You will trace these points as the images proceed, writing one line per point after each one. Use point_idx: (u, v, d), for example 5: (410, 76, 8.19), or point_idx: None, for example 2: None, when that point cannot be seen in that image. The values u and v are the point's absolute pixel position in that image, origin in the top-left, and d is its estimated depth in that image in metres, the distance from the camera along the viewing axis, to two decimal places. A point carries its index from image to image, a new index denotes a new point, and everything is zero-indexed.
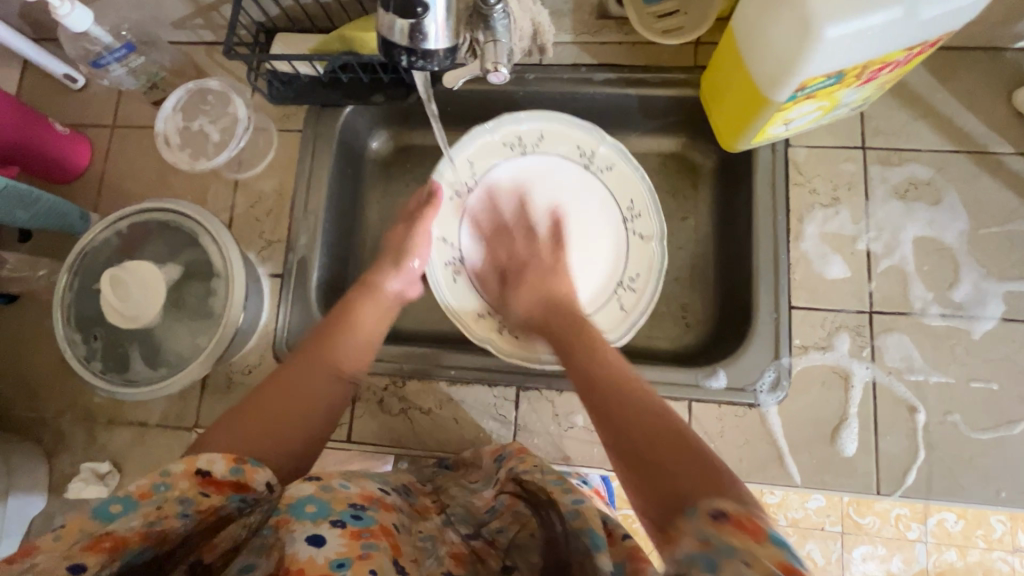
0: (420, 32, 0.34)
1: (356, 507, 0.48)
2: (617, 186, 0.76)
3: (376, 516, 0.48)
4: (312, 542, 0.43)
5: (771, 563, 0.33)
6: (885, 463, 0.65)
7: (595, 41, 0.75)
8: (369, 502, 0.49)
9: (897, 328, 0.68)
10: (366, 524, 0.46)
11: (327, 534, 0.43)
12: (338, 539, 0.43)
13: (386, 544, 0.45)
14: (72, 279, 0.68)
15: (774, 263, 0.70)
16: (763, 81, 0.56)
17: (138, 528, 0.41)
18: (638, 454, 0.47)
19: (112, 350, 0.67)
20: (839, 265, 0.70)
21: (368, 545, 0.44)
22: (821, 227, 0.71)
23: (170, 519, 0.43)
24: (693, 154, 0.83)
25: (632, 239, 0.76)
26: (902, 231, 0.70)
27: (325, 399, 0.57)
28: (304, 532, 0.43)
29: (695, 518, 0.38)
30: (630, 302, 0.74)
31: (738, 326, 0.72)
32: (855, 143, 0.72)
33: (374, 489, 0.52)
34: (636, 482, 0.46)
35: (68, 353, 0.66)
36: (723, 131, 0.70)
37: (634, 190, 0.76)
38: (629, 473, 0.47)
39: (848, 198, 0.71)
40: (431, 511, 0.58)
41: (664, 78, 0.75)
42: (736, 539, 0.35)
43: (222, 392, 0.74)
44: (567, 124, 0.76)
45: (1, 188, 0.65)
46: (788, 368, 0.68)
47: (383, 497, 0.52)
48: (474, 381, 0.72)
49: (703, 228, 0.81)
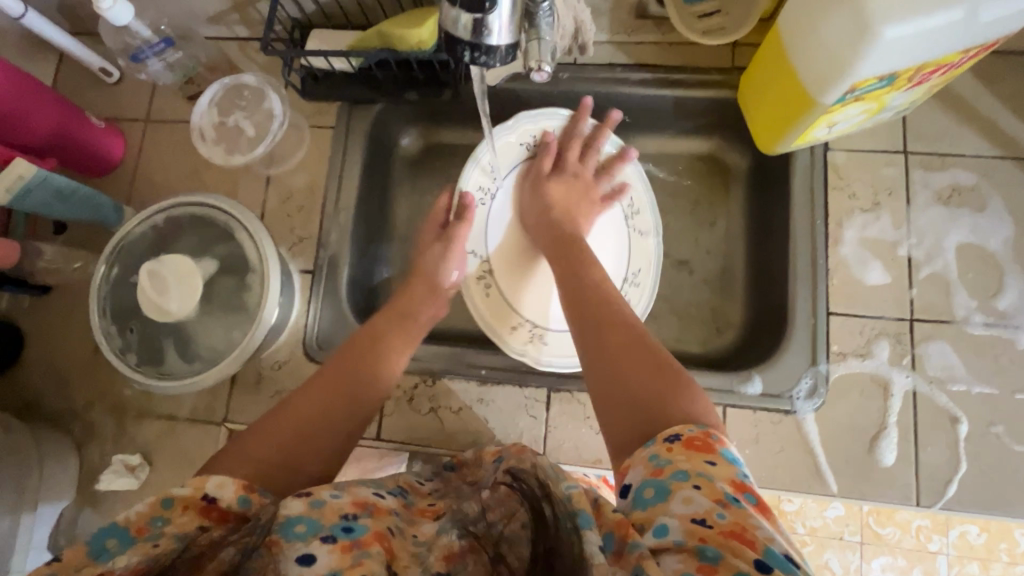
0: (486, 27, 0.34)
1: (348, 518, 0.44)
2: (618, 185, 0.77)
3: (369, 524, 0.45)
4: (302, 561, 0.40)
5: (722, 483, 0.38)
6: (925, 474, 0.64)
7: (632, 41, 0.75)
8: (362, 510, 0.46)
9: (938, 336, 0.67)
10: (358, 537, 0.43)
11: (317, 551, 0.41)
12: (330, 554, 0.41)
13: (379, 551, 0.43)
14: (110, 270, 0.68)
15: (812, 268, 0.69)
16: (809, 84, 0.56)
17: (135, 565, 0.39)
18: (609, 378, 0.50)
19: (147, 343, 0.67)
20: (879, 271, 0.69)
21: (361, 554, 0.41)
22: (861, 232, 0.70)
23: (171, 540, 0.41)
24: (727, 156, 0.82)
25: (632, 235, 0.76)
26: (944, 238, 0.69)
27: (326, 417, 0.56)
28: (294, 552, 0.41)
29: (653, 445, 0.43)
30: (634, 297, 0.74)
31: (774, 331, 0.71)
32: (897, 147, 0.71)
33: (368, 495, 0.48)
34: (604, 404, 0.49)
35: (104, 345, 0.66)
36: (761, 135, 0.69)
37: (633, 188, 0.76)
38: (601, 391, 0.50)
39: (889, 202, 0.70)
40: (428, 515, 0.52)
41: (702, 79, 0.74)
42: (688, 462, 0.40)
43: (252, 387, 0.74)
44: (575, 122, 0.77)
45: (40, 179, 0.66)
46: (825, 375, 0.67)
47: (379, 501, 0.49)
48: (506, 383, 0.72)
49: (736, 232, 0.81)
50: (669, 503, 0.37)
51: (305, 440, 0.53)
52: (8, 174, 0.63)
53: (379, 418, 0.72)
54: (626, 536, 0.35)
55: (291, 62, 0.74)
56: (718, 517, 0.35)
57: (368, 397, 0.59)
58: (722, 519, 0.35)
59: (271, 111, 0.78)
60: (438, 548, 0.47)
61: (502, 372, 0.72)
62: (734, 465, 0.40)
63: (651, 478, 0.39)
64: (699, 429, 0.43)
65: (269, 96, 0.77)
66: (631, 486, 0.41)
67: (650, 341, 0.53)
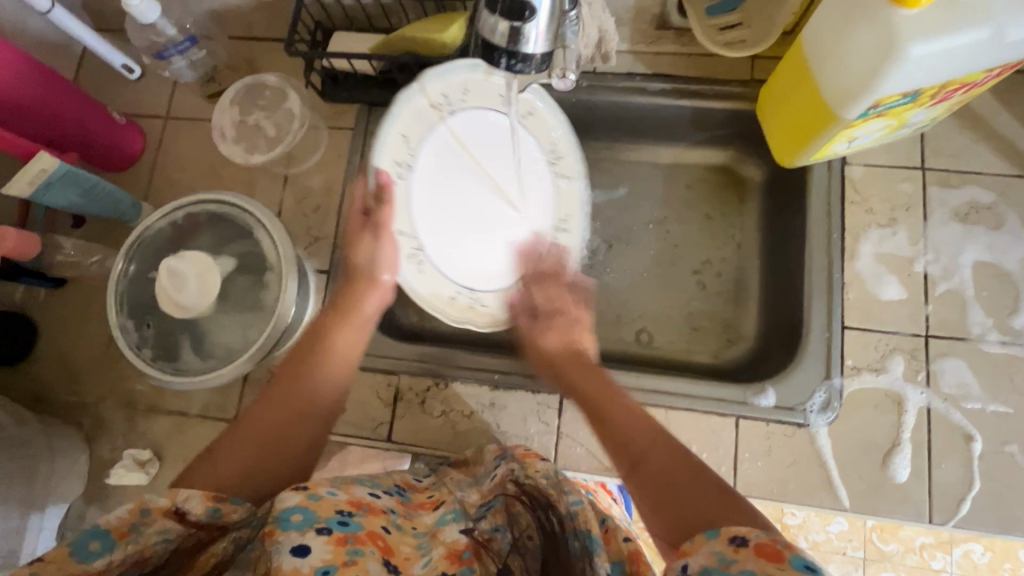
0: (522, 36, 0.35)
1: (344, 513, 0.46)
2: (535, 133, 0.72)
3: (364, 523, 0.47)
4: (297, 552, 0.42)
5: None
6: (938, 492, 0.64)
7: (651, 51, 0.75)
8: (358, 509, 0.48)
9: (953, 353, 0.67)
10: (352, 532, 0.45)
11: (312, 544, 0.43)
12: (324, 546, 0.43)
13: (374, 550, 0.45)
14: (128, 265, 0.69)
15: (828, 282, 0.69)
16: (832, 98, 0.56)
17: (118, 561, 0.40)
18: (655, 486, 0.48)
19: (163, 338, 0.68)
20: (895, 286, 0.69)
21: (355, 551, 0.44)
22: (877, 247, 0.70)
23: (158, 543, 0.42)
24: (742, 167, 0.82)
25: (557, 184, 0.73)
26: (961, 255, 0.69)
27: (276, 424, 0.54)
28: (290, 543, 0.42)
29: (713, 540, 0.40)
30: (568, 244, 0.73)
31: (788, 344, 0.71)
32: (915, 163, 0.71)
33: (363, 494, 0.50)
34: (651, 508, 0.48)
35: (120, 339, 0.66)
36: (779, 148, 0.69)
37: (553, 136, 0.72)
38: (650, 497, 0.48)
39: (906, 218, 0.70)
40: (426, 507, 0.55)
41: (720, 90, 0.74)
42: (756, 563, 0.37)
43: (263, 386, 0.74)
44: (489, 72, 0.67)
45: (59, 172, 0.66)
46: (839, 390, 0.67)
47: (373, 500, 0.51)
48: (518, 388, 0.72)
49: (750, 243, 0.81)
50: None
51: (287, 459, 0.53)
52: (32, 167, 0.64)
53: (390, 420, 0.72)
54: None
55: (313, 63, 0.74)
56: None
57: (320, 402, 0.58)
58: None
59: (291, 111, 0.78)
60: (442, 546, 0.49)
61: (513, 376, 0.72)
62: (809, 573, 0.35)
63: (716, 568, 0.38)
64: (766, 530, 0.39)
65: (290, 97, 0.77)
66: (690, 569, 0.39)
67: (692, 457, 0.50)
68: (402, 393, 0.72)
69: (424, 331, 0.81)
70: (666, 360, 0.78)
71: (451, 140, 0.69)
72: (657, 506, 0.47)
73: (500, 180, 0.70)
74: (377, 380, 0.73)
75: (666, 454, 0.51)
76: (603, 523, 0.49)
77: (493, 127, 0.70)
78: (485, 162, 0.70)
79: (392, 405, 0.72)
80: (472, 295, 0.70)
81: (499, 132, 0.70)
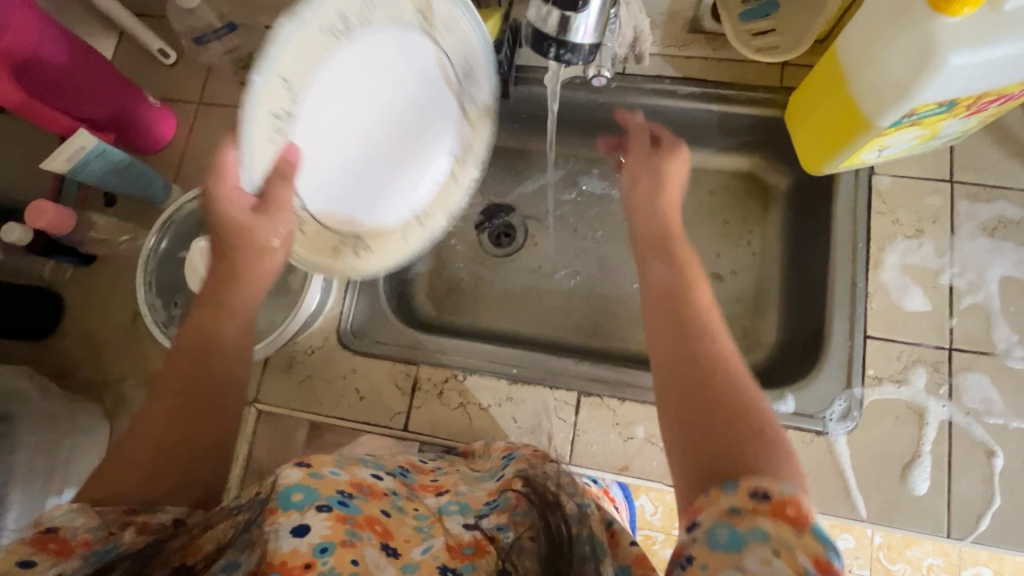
0: (572, 26, 0.35)
1: (344, 494, 0.47)
2: (452, 53, 0.61)
3: (363, 505, 0.47)
4: (297, 532, 0.43)
5: (807, 557, 0.34)
6: (958, 507, 0.63)
7: (681, 55, 0.76)
8: (358, 490, 0.49)
9: (977, 368, 0.66)
10: (352, 513, 0.46)
11: (311, 523, 0.43)
12: (322, 522, 0.44)
13: (371, 534, 0.45)
14: (160, 242, 0.70)
15: (853, 291, 0.69)
16: (867, 106, 0.55)
17: (84, 533, 0.39)
18: (699, 379, 0.45)
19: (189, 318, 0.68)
20: (920, 298, 0.68)
21: (353, 533, 0.44)
22: (902, 258, 0.69)
23: (119, 529, 0.41)
24: (767, 175, 0.82)
25: (463, 114, 0.66)
26: (987, 270, 0.68)
27: (162, 411, 0.48)
28: (291, 524, 0.43)
29: (731, 491, 0.38)
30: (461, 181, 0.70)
31: (809, 351, 0.71)
32: (943, 176, 0.71)
33: (365, 476, 0.51)
34: (678, 409, 0.45)
35: (149, 316, 0.67)
36: (806, 157, 0.69)
37: (469, 54, 0.62)
38: (678, 398, 0.46)
39: (933, 231, 0.70)
40: (428, 490, 0.54)
41: (749, 96, 0.75)
42: (771, 524, 0.35)
43: (283, 370, 0.74)
44: None
45: (95, 150, 0.67)
46: (860, 399, 0.66)
47: (375, 483, 0.51)
48: (536, 384, 0.72)
49: (772, 250, 0.81)
50: (746, 558, 0.34)
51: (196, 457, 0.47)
52: (69, 145, 0.65)
53: (407, 410, 0.72)
54: None
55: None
56: None
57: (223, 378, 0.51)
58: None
59: None
60: (443, 538, 0.47)
61: (529, 368, 0.72)
62: (827, 546, 0.35)
63: (726, 523, 0.36)
64: (787, 487, 0.38)
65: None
66: (701, 521, 0.38)
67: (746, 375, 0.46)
68: (420, 383, 0.73)
69: (443, 324, 0.82)
70: None
71: (358, 75, 0.57)
72: (691, 411, 0.44)
73: (393, 108, 0.62)
74: (396, 370, 0.73)
75: (715, 362, 0.47)
76: (608, 526, 0.47)
77: (391, 47, 0.58)
78: (381, 94, 0.60)
79: (410, 395, 0.73)
80: (355, 237, 0.65)
81: (395, 52, 0.58)
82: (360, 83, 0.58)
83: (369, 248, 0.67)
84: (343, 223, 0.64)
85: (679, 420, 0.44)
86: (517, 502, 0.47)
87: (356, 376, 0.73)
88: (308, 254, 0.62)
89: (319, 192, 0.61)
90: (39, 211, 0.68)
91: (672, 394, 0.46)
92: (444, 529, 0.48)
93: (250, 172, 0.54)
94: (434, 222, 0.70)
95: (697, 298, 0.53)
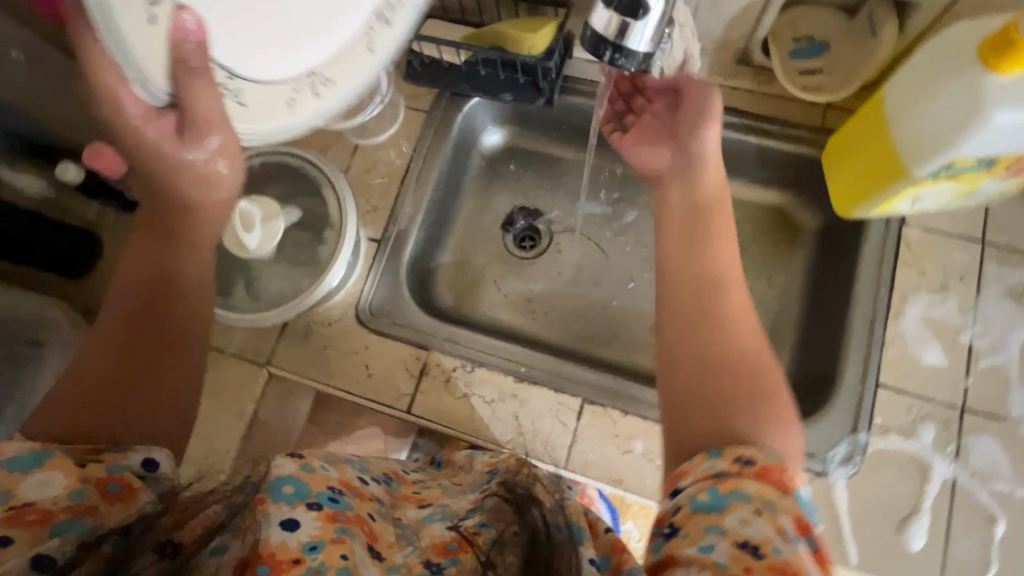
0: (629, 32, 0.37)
1: (334, 490, 0.42)
2: None
3: (353, 504, 0.43)
4: (285, 525, 0.38)
5: (790, 516, 0.37)
6: (951, 568, 0.62)
7: (726, 84, 0.77)
8: (347, 488, 0.44)
9: (987, 431, 0.65)
10: (342, 510, 0.41)
11: (302, 519, 0.39)
12: (312, 521, 0.39)
13: (361, 532, 0.41)
14: None
15: (871, 336, 0.68)
16: (906, 152, 0.56)
17: (64, 500, 0.37)
18: (708, 361, 0.48)
19: (222, 274, 0.74)
20: (937, 353, 0.68)
21: (344, 530, 0.39)
22: (924, 311, 0.69)
23: (97, 498, 0.38)
24: (796, 213, 0.83)
25: None
26: (1009, 334, 0.68)
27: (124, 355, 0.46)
28: (280, 515, 0.38)
29: (719, 458, 0.41)
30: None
31: (818, 391, 0.71)
32: (975, 235, 0.71)
33: (351, 477, 0.47)
34: (687, 383, 0.47)
35: None
36: (837, 197, 0.68)
37: None
38: (689, 375, 0.48)
39: (958, 288, 0.70)
40: (411, 502, 0.52)
41: (788, 133, 0.76)
42: (759, 488, 0.38)
43: (299, 337, 0.76)
44: None
45: None
46: (863, 446, 0.66)
47: (362, 487, 0.47)
48: (542, 385, 0.73)
49: (793, 289, 0.80)
50: (726, 518, 0.36)
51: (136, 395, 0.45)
52: None
53: (412, 392, 0.74)
54: (622, 562, 0.40)
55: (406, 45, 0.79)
56: (773, 551, 0.34)
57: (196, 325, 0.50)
58: (778, 553, 0.34)
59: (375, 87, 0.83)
60: (427, 538, 0.44)
61: (536, 367, 0.73)
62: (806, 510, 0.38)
63: (710, 488, 0.39)
64: (773, 455, 0.41)
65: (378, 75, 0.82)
66: (682, 489, 0.41)
67: (759, 360, 0.48)
68: (429, 368, 0.74)
69: (459, 316, 0.83)
70: None
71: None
72: (699, 385, 0.47)
73: None
74: (407, 352, 0.75)
75: (727, 344, 0.48)
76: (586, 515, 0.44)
77: None
78: None
79: (418, 377, 0.74)
80: (310, 75, 0.49)
81: None
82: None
83: (333, 82, 0.51)
84: (276, 90, 0.47)
85: (688, 389, 0.47)
86: (500, 504, 0.48)
87: (368, 353, 0.75)
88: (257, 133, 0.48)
89: (239, 51, 0.44)
90: (95, 152, 0.71)
91: (685, 372, 0.48)
92: (427, 531, 0.45)
93: (147, 88, 0.39)
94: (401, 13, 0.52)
95: (722, 271, 0.53)
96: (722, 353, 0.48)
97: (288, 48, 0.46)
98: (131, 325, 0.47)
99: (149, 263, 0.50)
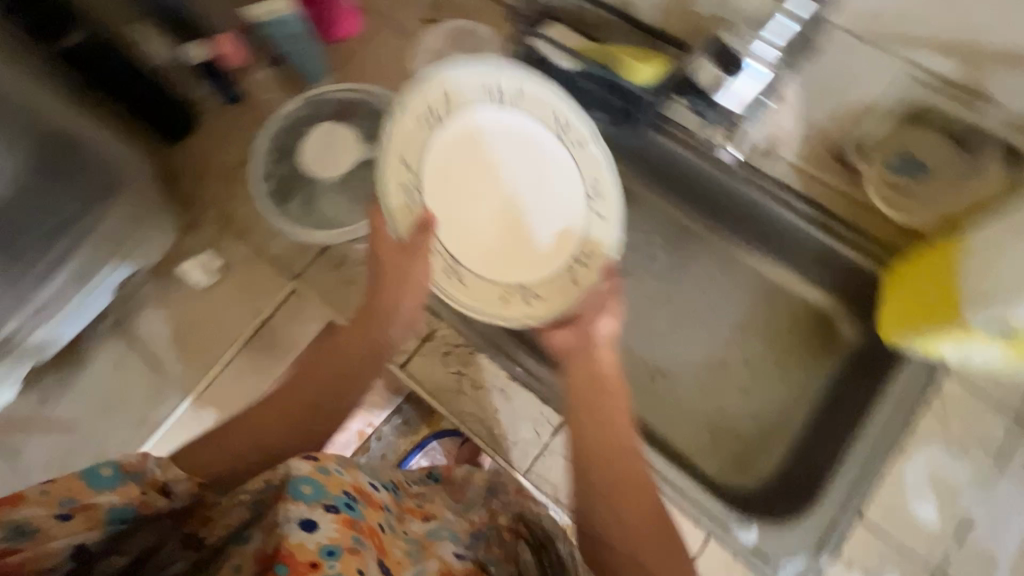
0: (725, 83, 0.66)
1: (349, 496, 0.48)
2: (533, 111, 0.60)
3: (365, 512, 0.49)
4: (305, 526, 0.42)
5: None
6: None
7: (815, 176, 0.76)
8: (359, 494, 0.50)
9: None
10: (357, 518, 0.47)
11: (320, 520, 0.43)
12: (330, 524, 0.44)
13: (373, 546, 0.47)
14: (295, 110, 0.79)
15: (874, 470, 0.65)
16: (969, 297, 0.57)
17: (115, 497, 0.42)
18: (639, 526, 0.53)
19: (282, 183, 0.78)
20: (930, 510, 0.65)
21: (357, 541, 0.45)
22: (933, 464, 0.66)
23: (154, 498, 0.44)
24: (842, 323, 0.80)
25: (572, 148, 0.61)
26: (1013, 519, 0.64)
27: (297, 404, 0.61)
28: (297, 513, 0.43)
29: None
30: (602, 210, 0.62)
31: (794, 500, 0.70)
32: (1016, 409, 0.67)
33: (363, 482, 0.52)
34: (627, 536, 0.53)
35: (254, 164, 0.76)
36: (886, 324, 0.67)
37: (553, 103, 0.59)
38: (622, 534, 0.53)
39: (979, 455, 0.66)
40: (416, 514, 0.58)
41: (859, 242, 0.74)
42: None
43: (332, 265, 0.80)
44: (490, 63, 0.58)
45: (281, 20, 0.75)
46: (818, 568, 0.64)
47: (372, 492, 0.53)
48: (531, 392, 0.74)
49: (812, 394, 0.78)
50: None
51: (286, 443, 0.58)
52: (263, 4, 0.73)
53: (411, 352, 0.76)
54: None
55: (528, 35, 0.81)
56: None
57: (369, 351, 0.64)
58: None
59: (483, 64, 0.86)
60: (435, 562, 0.52)
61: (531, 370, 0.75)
62: None
63: None
64: None
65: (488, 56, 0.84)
66: None
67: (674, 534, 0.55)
68: (434, 336, 0.76)
69: None
70: (672, 451, 0.77)
71: (474, 142, 0.61)
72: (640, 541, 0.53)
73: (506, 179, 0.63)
74: None
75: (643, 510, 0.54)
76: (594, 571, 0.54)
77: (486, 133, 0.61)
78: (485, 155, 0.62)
79: (421, 341, 0.76)
80: (508, 286, 0.63)
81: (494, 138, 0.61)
82: (477, 148, 0.61)
83: (539, 296, 0.63)
84: (485, 290, 0.63)
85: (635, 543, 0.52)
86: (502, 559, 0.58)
87: None
88: (475, 310, 0.62)
89: (472, 258, 0.63)
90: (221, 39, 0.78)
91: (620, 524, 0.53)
92: (433, 555, 0.53)
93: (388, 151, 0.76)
94: (597, 262, 0.62)
95: (629, 444, 0.57)
96: (619, 500, 0.54)
97: (500, 270, 0.63)
98: (298, 399, 0.61)
99: (361, 336, 0.64)
